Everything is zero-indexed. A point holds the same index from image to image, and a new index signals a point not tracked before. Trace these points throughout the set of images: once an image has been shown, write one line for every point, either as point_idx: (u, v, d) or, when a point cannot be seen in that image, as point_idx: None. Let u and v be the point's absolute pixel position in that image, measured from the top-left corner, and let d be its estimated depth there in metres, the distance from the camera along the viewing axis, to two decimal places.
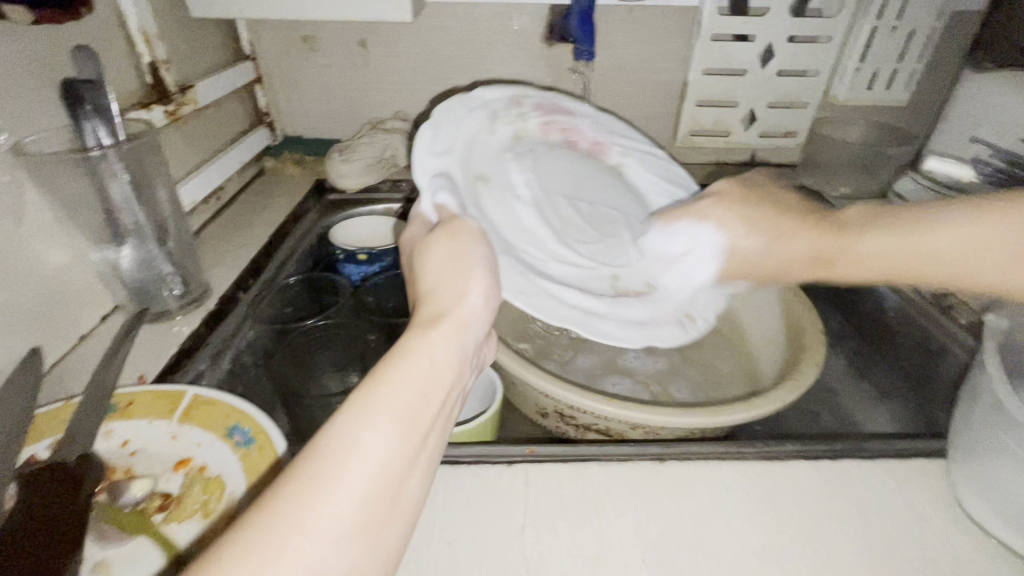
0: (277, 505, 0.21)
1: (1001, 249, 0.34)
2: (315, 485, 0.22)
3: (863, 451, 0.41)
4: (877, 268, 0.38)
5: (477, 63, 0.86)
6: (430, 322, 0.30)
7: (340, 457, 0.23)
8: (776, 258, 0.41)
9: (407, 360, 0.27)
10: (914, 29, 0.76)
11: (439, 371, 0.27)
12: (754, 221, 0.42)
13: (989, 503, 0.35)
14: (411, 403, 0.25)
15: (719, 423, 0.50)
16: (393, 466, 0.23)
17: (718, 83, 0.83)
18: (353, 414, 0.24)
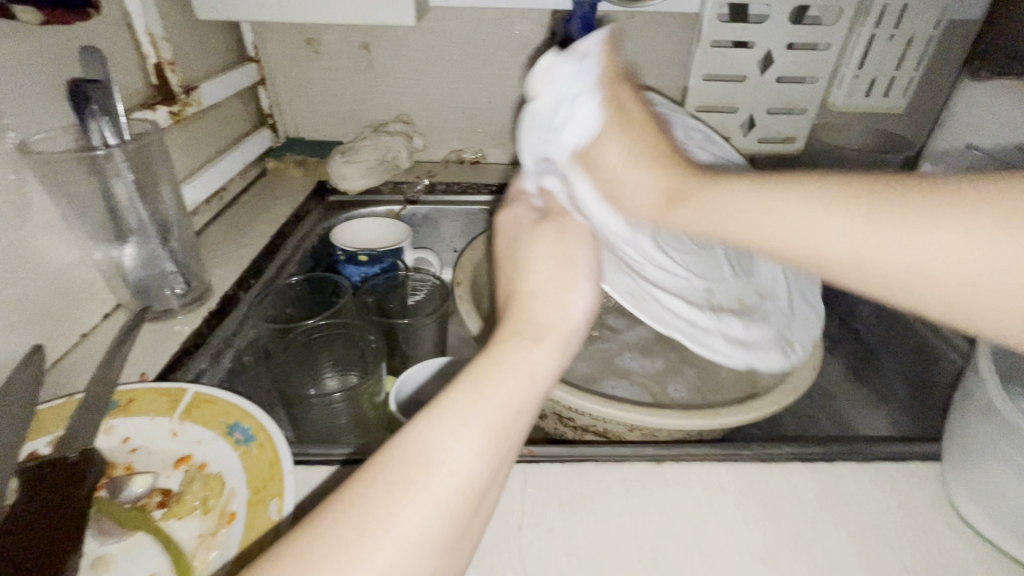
0: (364, 505, 0.23)
1: (832, 223, 0.27)
2: (404, 489, 0.23)
3: (858, 453, 0.41)
4: (666, 206, 0.33)
5: (478, 67, 0.86)
6: (532, 333, 0.30)
7: (428, 465, 0.24)
8: (610, 168, 0.36)
9: (510, 372, 0.27)
10: (911, 37, 0.77)
11: (533, 389, 0.27)
12: (621, 124, 0.36)
13: (983, 507, 0.35)
14: (502, 421, 0.26)
15: (717, 425, 0.50)
16: (481, 482, 0.24)
17: (718, 88, 0.83)
18: (450, 420, 0.25)
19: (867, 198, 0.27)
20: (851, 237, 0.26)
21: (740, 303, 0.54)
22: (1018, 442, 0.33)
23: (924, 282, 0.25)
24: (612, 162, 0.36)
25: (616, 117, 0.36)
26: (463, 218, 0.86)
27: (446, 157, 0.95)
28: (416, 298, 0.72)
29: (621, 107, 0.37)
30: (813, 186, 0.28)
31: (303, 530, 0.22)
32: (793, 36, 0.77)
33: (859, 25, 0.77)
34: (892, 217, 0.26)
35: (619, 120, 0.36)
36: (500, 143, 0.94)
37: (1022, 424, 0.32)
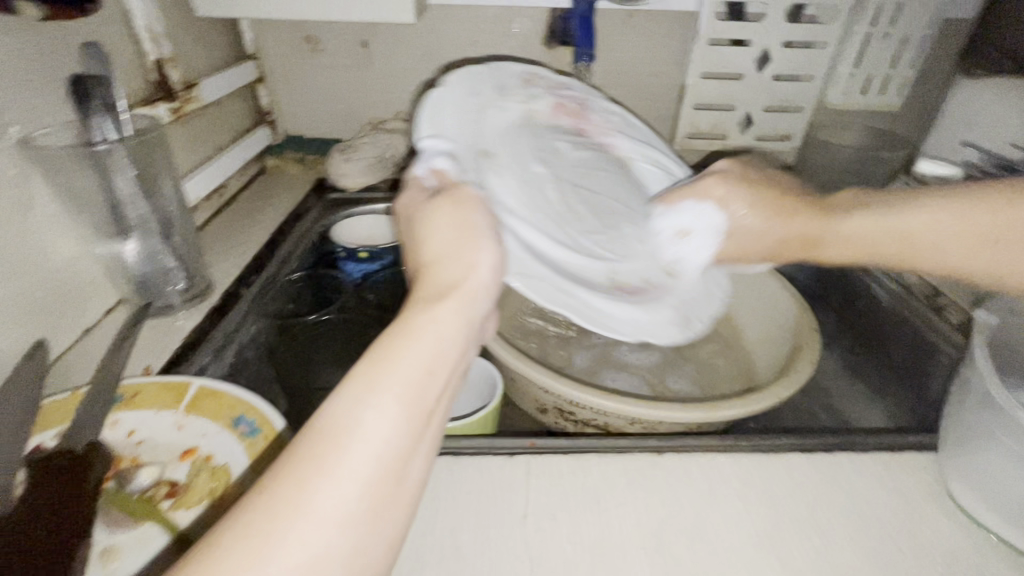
0: (273, 491, 0.22)
1: (951, 237, 0.37)
2: (314, 470, 0.22)
3: (856, 444, 0.42)
4: (836, 248, 0.43)
5: (477, 64, 0.87)
6: (437, 297, 0.29)
7: (341, 440, 0.23)
8: (743, 231, 0.48)
9: (409, 335, 0.26)
10: (905, 36, 0.78)
11: (442, 346, 0.26)
12: (744, 192, 0.48)
13: (978, 493, 0.36)
14: (413, 385, 0.25)
15: (715, 417, 0.51)
16: (394, 448, 0.23)
17: (715, 86, 0.84)
18: (357, 392, 0.24)
19: (982, 207, 0.36)
20: (961, 248, 0.37)
21: (647, 280, 0.50)
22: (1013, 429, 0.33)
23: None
24: (734, 235, 0.49)
25: (739, 191, 0.48)
26: None
27: None
28: None
29: (716, 177, 0.50)
30: (930, 204, 0.38)
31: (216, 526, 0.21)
32: (790, 35, 0.78)
33: (855, 24, 0.78)
34: (995, 240, 0.36)
35: (727, 186, 0.49)
36: None
37: (1016, 410, 0.33)
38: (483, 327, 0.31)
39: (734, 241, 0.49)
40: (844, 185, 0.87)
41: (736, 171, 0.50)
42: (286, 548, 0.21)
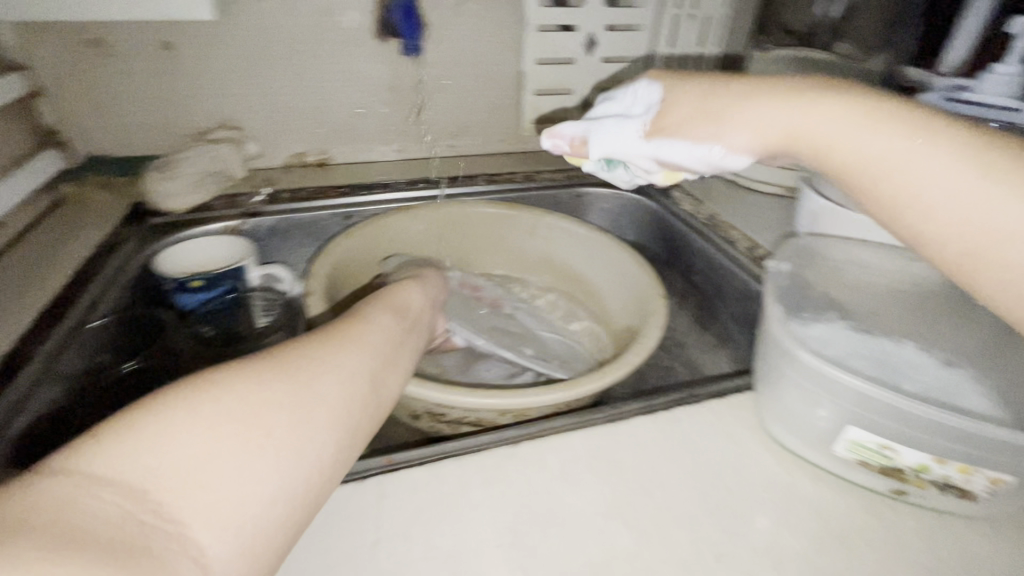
0: (312, 356, 0.33)
1: (978, 187, 0.31)
2: (340, 352, 0.35)
3: (692, 400, 0.45)
4: (860, 154, 0.35)
5: (306, 62, 0.80)
6: (407, 308, 0.46)
7: (353, 347, 0.36)
8: (755, 117, 0.38)
9: (376, 316, 0.41)
10: (706, 17, 0.86)
11: (401, 323, 0.43)
12: (786, 91, 0.38)
13: (785, 425, 0.40)
14: (393, 339, 0.40)
15: (576, 394, 0.52)
16: (370, 361, 0.36)
17: (551, 71, 0.86)
18: (365, 331, 0.39)
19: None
20: (981, 200, 0.31)
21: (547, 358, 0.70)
22: (797, 364, 0.37)
23: (988, 244, 0.31)
24: (743, 124, 0.39)
25: (770, 99, 0.38)
26: (316, 226, 0.80)
27: (288, 162, 0.88)
28: (265, 319, 0.70)
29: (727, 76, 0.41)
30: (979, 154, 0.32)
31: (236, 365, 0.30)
32: (610, 19, 0.82)
33: (665, 6, 0.84)
34: None
35: (745, 99, 0.39)
36: (345, 142, 0.89)
37: (795, 346, 0.37)
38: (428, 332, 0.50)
39: (708, 128, 0.39)
40: None
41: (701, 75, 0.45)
42: (294, 384, 0.31)
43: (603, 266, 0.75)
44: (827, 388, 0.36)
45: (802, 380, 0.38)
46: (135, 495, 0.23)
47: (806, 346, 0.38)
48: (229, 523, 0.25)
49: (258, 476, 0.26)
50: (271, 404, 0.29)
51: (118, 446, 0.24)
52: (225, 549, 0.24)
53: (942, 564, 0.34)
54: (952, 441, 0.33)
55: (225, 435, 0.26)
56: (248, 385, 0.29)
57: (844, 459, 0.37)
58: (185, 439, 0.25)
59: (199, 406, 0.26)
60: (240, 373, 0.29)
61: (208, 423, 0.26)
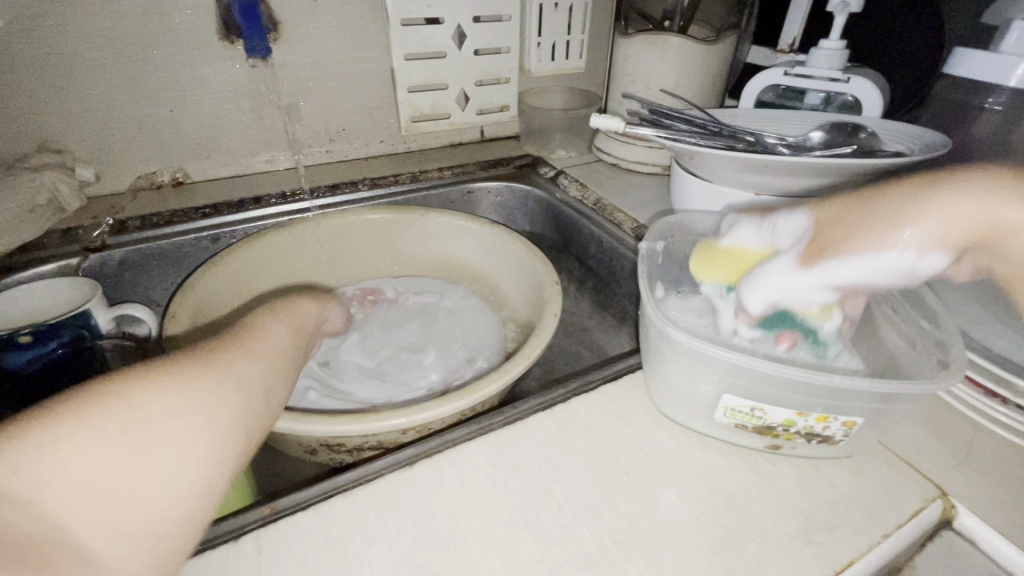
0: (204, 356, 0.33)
1: None
2: (233, 351, 0.35)
3: (587, 387, 0.46)
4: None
5: (139, 70, 0.70)
6: (301, 313, 0.47)
7: (245, 346, 0.36)
8: (951, 206, 0.33)
9: (271, 330, 0.41)
10: (570, 5, 0.87)
11: (289, 341, 0.41)
12: (1002, 179, 0.33)
13: (671, 399, 0.42)
14: (287, 339, 0.41)
15: (480, 398, 0.50)
16: (271, 373, 0.36)
17: (423, 67, 0.83)
18: (253, 329, 0.39)
19: None
20: None
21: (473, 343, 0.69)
22: (671, 342, 0.39)
23: None
24: (931, 225, 0.33)
25: (969, 188, 0.33)
26: (178, 254, 0.71)
27: (135, 186, 0.77)
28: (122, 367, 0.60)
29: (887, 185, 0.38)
30: None
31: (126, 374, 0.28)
32: (476, 10, 0.81)
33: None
34: None
35: (929, 192, 0.34)
36: (204, 158, 0.79)
37: (666, 325, 0.39)
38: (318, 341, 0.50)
39: (886, 230, 0.34)
40: (563, 145, 0.94)
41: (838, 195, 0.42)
42: (196, 390, 0.29)
43: (499, 261, 0.73)
44: (699, 360, 0.38)
45: (677, 356, 0.39)
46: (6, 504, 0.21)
47: (676, 323, 0.40)
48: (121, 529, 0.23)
49: (154, 482, 0.25)
50: (169, 410, 0.27)
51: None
52: (120, 556, 0.23)
53: (817, 507, 0.37)
54: (808, 395, 0.36)
55: (114, 444, 0.24)
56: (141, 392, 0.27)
57: (723, 424, 0.39)
58: (65, 448, 0.23)
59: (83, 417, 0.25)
60: (132, 378, 0.28)
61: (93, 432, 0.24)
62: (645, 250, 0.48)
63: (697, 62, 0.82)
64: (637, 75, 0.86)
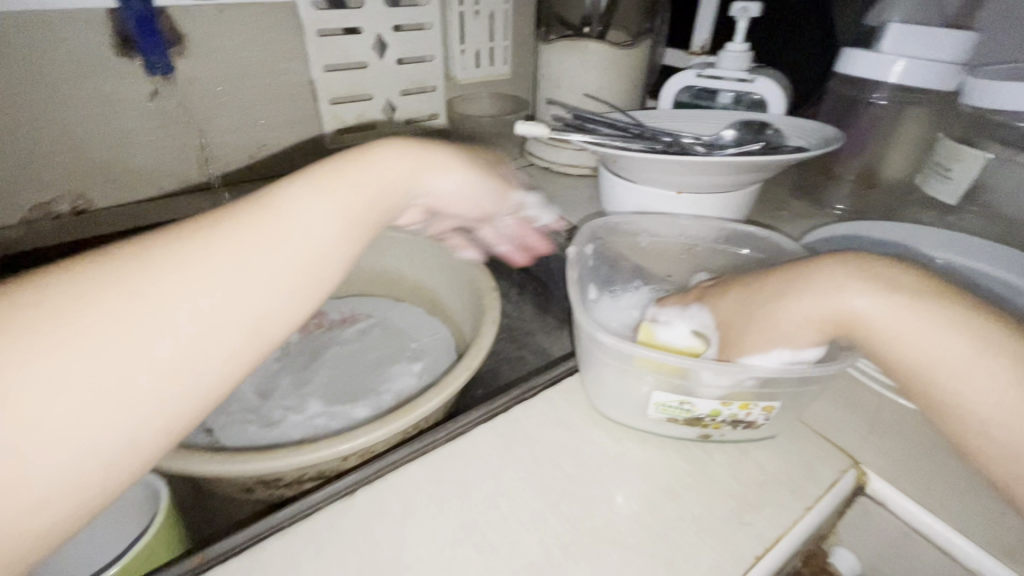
0: (219, 237, 0.28)
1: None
2: (261, 229, 0.29)
3: (527, 394, 0.46)
4: (907, 360, 0.33)
5: (22, 91, 0.63)
6: (413, 163, 0.41)
7: (280, 219, 0.30)
8: (806, 309, 0.36)
9: (307, 207, 0.31)
10: (491, 12, 0.88)
11: (370, 202, 0.35)
12: (857, 270, 0.35)
13: (607, 400, 0.43)
14: (360, 202, 0.34)
15: (421, 416, 0.50)
16: (256, 298, 0.28)
17: (344, 78, 0.81)
18: (320, 184, 0.33)
19: None
20: None
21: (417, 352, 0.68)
22: (600, 345, 0.40)
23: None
24: (791, 329, 0.37)
25: (821, 287, 0.35)
26: None
27: (26, 217, 0.70)
28: None
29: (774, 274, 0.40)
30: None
31: (44, 290, 0.23)
32: (396, 19, 0.80)
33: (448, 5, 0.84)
34: None
35: (790, 295, 0.37)
36: (107, 182, 0.73)
37: (594, 330, 0.40)
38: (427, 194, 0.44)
39: (774, 337, 0.38)
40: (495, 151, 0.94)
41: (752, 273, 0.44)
42: (137, 320, 0.24)
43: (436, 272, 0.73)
44: (628, 361, 0.39)
45: (608, 358, 0.40)
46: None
47: (604, 327, 0.41)
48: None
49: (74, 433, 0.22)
50: (87, 349, 0.23)
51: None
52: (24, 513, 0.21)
53: (747, 489, 0.39)
54: (730, 386, 0.38)
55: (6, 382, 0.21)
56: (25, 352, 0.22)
57: (657, 420, 0.41)
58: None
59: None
60: (60, 293, 0.24)
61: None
62: (574, 256, 0.48)
63: (617, 66, 0.85)
64: (560, 80, 0.88)
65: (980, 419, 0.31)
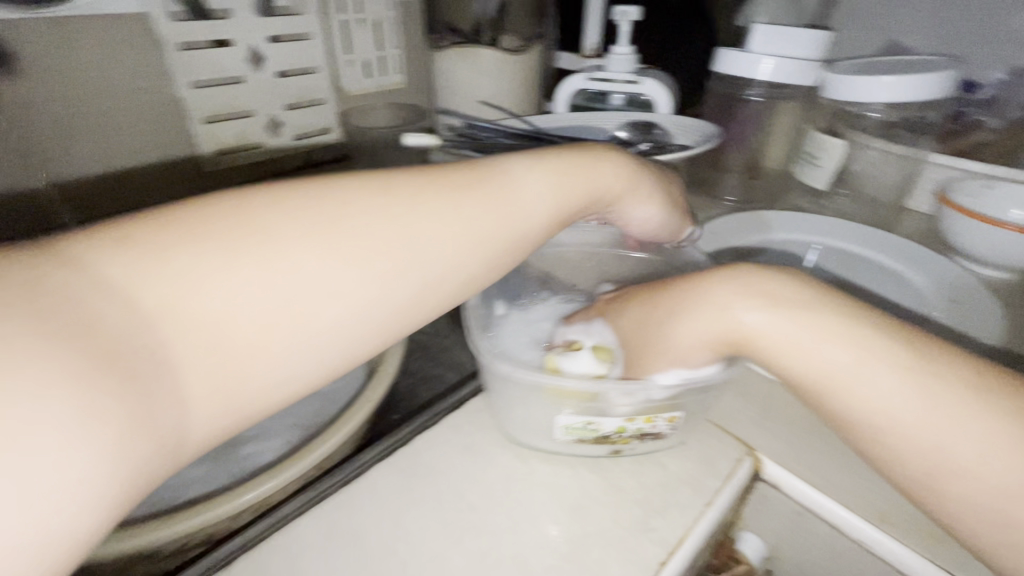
0: (441, 197, 0.33)
1: (915, 413, 0.30)
2: (477, 196, 0.34)
3: (434, 420, 0.45)
4: (797, 370, 0.33)
5: None
6: (616, 189, 0.43)
7: (504, 188, 0.35)
8: (698, 327, 0.36)
9: (528, 184, 0.36)
10: (377, 19, 0.78)
11: (568, 202, 0.39)
12: (740, 284, 0.35)
13: (515, 425, 0.41)
14: (576, 193, 0.39)
15: (318, 461, 0.42)
16: (468, 257, 0.33)
17: (217, 96, 0.67)
18: (535, 164, 0.38)
19: (962, 391, 0.30)
20: (939, 430, 0.29)
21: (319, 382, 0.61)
22: (496, 376, 0.38)
23: (935, 466, 0.29)
24: (689, 350, 0.36)
25: (710, 303, 0.36)
26: None
27: None
28: None
29: (665, 288, 0.40)
30: (910, 370, 0.30)
31: (290, 198, 0.29)
32: (272, 30, 0.68)
33: (331, 14, 0.73)
34: None
35: (683, 312, 0.37)
36: None
37: (490, 362, 0.38)
38: (622, 213, 0.45)
39: (671, 356, 0.37)
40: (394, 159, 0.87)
41: (644, 285, 0.43)
42: (348, 251, 0.29)
43: None
44: (528, 390, 0.38)
45: (508, 389, 0.39)
46: (151, 321, 0.23)
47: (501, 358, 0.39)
48: (225, 384, 0.25)
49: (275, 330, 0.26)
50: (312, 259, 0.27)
51: (156, 261, 0.24)
52: (198, 393, 0.24)
53: (652, 494, 0.39)
54: (634, 405, 0.37)
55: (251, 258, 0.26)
56: (314, 253, 0.27)
57: (565, 442, 0.40)
58: (198, 289, 0.24)
59: (257, 252, 0.26)
60: (316, 202, 0.29)
61: (216, 268, 0.25)
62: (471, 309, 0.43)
63: (509, 72, 0.86)
64: (456, 87, 0.87)
65: (874, 428, 0.31)
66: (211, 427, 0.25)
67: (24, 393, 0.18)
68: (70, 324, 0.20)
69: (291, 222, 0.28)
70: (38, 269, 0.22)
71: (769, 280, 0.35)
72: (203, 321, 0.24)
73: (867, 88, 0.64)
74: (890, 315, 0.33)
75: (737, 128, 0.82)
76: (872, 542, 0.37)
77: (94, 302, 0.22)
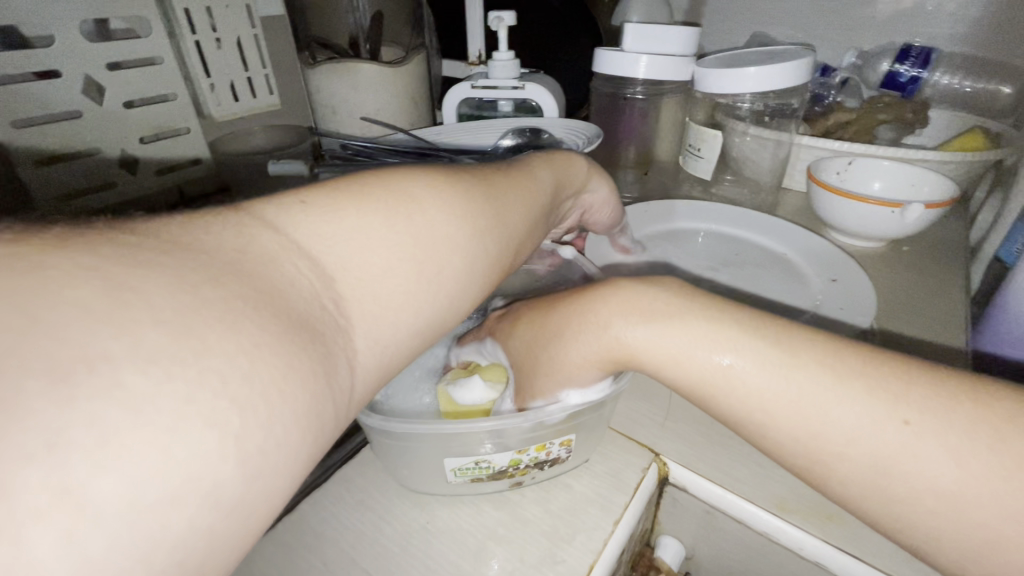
0: (502, 174, 0.34)
1: (792, 401, 0.29)
2: (523, 177, 0.36)
3: (315, 486, 0.40)
4: (677, 378, 0.33)
5: None
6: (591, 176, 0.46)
7: (530, 175, 0.37)
8: (578, 349, 0.35)
9: (541, 173, 0.38)
10: (236, 37, 0.68)
11: (563, 186, 0.41)
12: (611, 300, 0.35)
13: (408, 475, 0.38)
14: (569, 180, 0.42)
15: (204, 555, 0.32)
16: (522, 230, 0.33)
17: (48, 136, 0.54)
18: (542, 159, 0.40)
19: (836, 373, 0.29)
20: (819, 418, 0.28)
21: None
22: (373, 429, 0.35)
23: (827, 453, 0.28)
24: (573, 373, 0.35)
25: (586, 323, 0.35)
26: None
27: None
28: None
29: (544, 306, 0.39)
30: (783, 363, 0.30)
31: (396, 170, 0.29)
32: (111, 55, 0.56)
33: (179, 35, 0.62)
34: (910, 421, 0.27)
35: (563, 333, 0.36)
36: None
37: (365, 413, 0.35)
38: (591, 200, 0.47)
39: (557, 378, 0.36)
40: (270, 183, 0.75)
41: (521, 305, 0.42)
42: (471, 211, 0.29)
43: None
44: (411, 439, 0.35)
45: (390, 441, 0.36)
46: (329, 281, 0.23)
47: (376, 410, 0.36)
48: (382, 341, 0.25)
49: (422, 281, 0.26)
50: (437, 218, 0.27)
51: (304, 232, 0.23)
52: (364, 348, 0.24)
53: (558, 520, 0.37)
54: (527, 434, 0.35)
55: (390, 218, 0.26)
56: (438, 210, 0.27)
57: (463, 482, 0.37)
58: (349, 250, 0.24)
59: (394, 212, 0.26)
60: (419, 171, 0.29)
61: (362, 232, 0.25)
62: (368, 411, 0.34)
63: (392, 87, 0.81)
64: (336, 105, 0.82)
65: (759, 423, 0.30)
66: (371, 382, 0.25)
67: (243, 356, 0.18)
68: (260, 288, 0.20)
69: (429, 186, 0.28)
70: (243, 235, 0.22)
71: (632, 290, 0.35)
72: (359, 279, 0.24)
73: (733, 80, 0.67)
74: (759, 311, 0.33)
75: (628, 125, 0.83)
76: (775, 531, 0.37)
77: (280, 265, 0.22)
